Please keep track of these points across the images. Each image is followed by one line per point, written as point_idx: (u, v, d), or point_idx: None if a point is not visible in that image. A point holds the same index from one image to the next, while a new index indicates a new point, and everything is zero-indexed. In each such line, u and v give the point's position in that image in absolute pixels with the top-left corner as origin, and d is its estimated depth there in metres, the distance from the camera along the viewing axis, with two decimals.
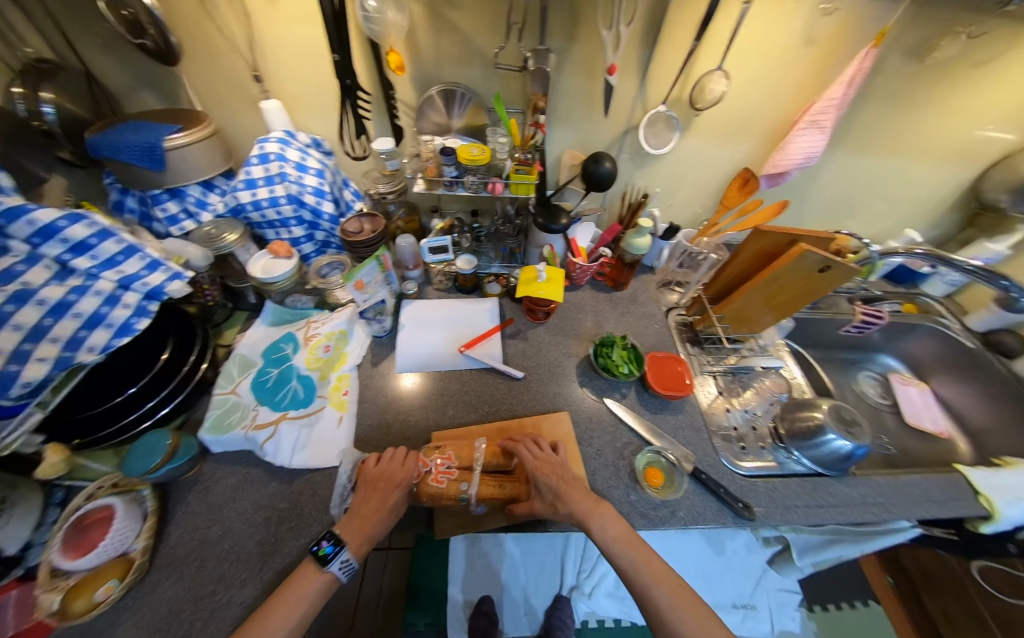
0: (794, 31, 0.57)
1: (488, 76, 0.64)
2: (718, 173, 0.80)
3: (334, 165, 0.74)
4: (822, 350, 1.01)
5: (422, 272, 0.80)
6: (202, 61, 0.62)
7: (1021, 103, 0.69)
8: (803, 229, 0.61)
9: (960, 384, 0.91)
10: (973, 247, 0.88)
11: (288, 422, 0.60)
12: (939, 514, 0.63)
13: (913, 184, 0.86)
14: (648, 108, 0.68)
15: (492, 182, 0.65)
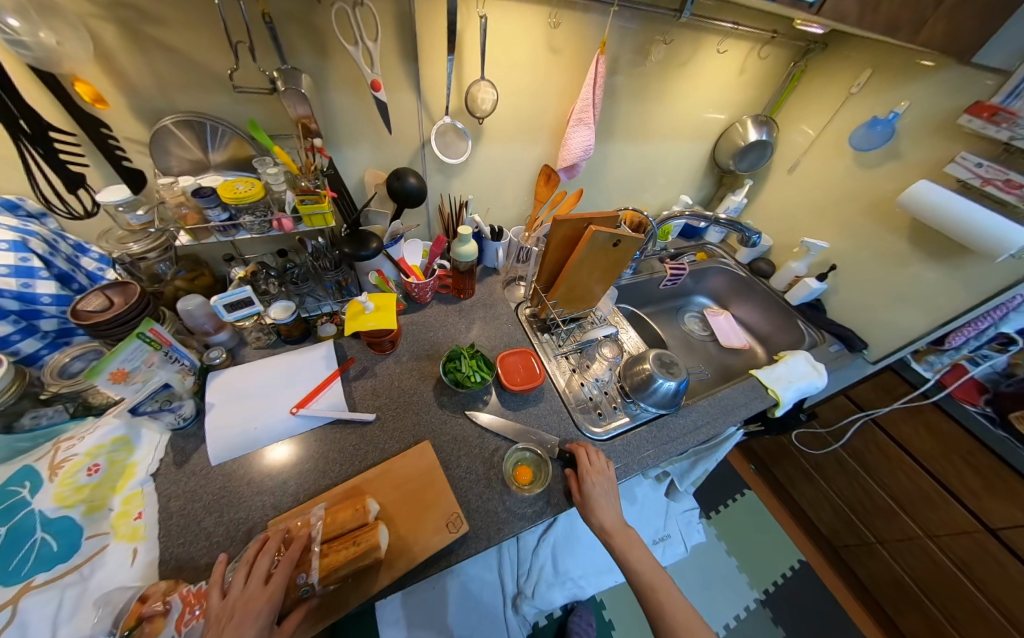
0: (537, 42, 0.64)
1: (234, 100, 0.55)
2: (526, 172, 0.87)
3: (51, 228, 0.54)
4: (654, 304, 1.23)
5: (231, 333, 0.69)
6: None
7: (716, 92, 0.92)
8: (591, 213, 0.69)
9: (747, 306, 1.20)
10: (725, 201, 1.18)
11: (38, 594, 0.40)
12: (749, 414, 0.78)
13: (677, 159, 1.08)
14: (434, 119, 0.68)
15: (276, 219, 0.58)
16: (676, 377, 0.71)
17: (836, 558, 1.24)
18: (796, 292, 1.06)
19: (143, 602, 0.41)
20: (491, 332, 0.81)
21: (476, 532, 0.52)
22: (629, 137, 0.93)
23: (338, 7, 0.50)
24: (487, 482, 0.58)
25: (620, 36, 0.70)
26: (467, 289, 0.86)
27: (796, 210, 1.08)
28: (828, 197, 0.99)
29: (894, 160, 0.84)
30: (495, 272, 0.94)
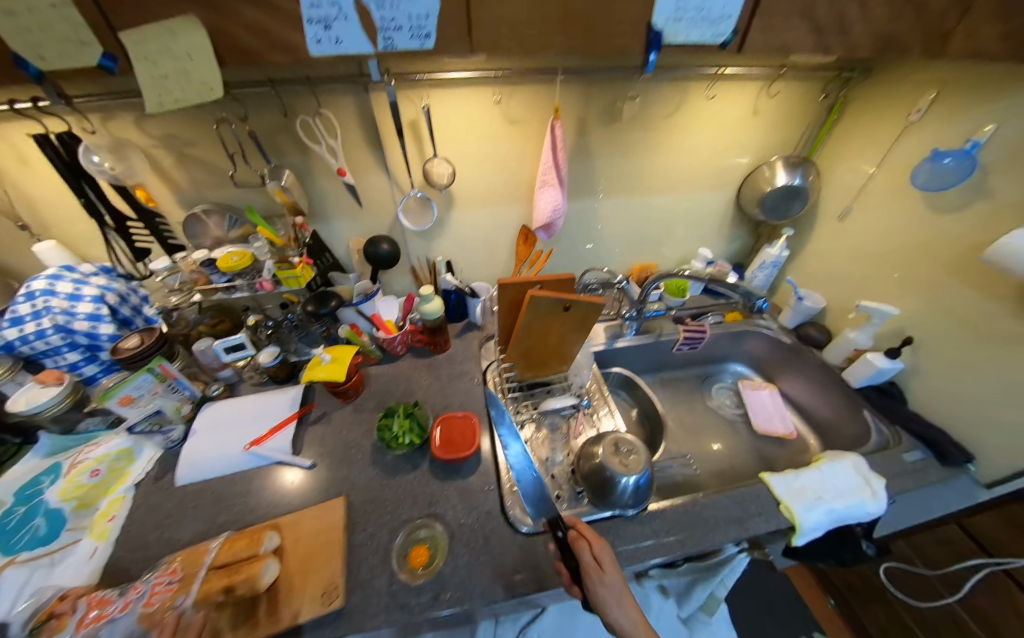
0: (490, 119, 0.68)
1: (240, 192, 0.71)
2: (505, 231, 0.88)
3: (125, 285, 0.75)
4: (671, 369, 1.06)
5: (233, 371, 0.83)
6: None
7: (718, 142, 0.84)
8: (542, 275, 0.64)
9: (797, 381, 0.95)
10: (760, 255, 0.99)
11: (17, 566, 0.52)
12: (748, 534, 0.59)
13: (692, 208, 0.96)
14: (403, 191, 0.76)
15: (259, 281, 0.72)
16: (632, 470, 0.59)
17: None
18: (854, 371, 0.80)
19: (57, 601, 0.46)
20: (450, 388, 0.80)
21: (348, 613, 0.49)
22: (619, 191, 0.88)
23: (303, 120, 0.63)
24: (383, 559, 0.54)
25: (581, 101, 0.70)
26: (441, 343, 0.86)
27: (854, 264, 0.85)
28: (894, 249, 0.77)
29: (983, 203, 0.62)
30: (476, 328, 0.93)
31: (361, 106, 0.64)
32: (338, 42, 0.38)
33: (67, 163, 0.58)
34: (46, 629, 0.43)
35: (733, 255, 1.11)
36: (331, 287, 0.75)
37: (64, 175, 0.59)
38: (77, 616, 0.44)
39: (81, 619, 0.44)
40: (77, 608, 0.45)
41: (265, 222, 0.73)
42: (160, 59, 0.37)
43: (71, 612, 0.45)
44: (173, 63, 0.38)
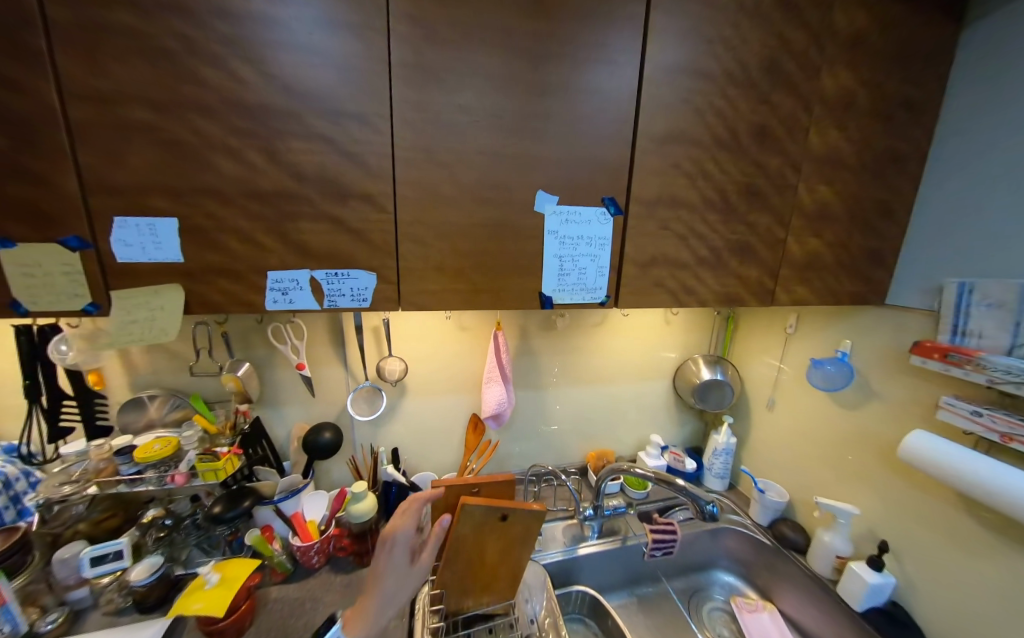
0: (443, 328, 0.82)
1: (195, 380, 0.74)
2: (457, 416, 0.91)
3: (23, 465, 0.68)
4: (650, 581, 0.89)
5: (90, 590, 0.65)
6: None
7: (643, 341, 0.98)
8: (477, 477, 0.64)
9: (798, 602, 0.79)
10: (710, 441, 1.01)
11: None
12: None
13: (637, 394, 1.03)
14: (357, 381, 0.82)
15: (172, 474, 0.66)
16: None
17: None
18: (847, 588, 0.69)
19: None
20: None
21: None
22: (565, 381, 0.96)
23: (275, 326, 0.74)
24: None
25: (520, 316, 0.87)
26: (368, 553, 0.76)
27: (795, 452, 0.87)
28: (824, 441, 0.80)
29: (872, 403, 0.71)
30: None
31: (331, 319, 0.76)
32: (289, 299, 0.43)
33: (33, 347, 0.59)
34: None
35: (689, 437, 1.12)
36: (250, 482, 0.70)
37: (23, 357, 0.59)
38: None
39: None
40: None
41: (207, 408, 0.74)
42: (135, 311, 0.41)
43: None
44: (147, 314, 0.42)
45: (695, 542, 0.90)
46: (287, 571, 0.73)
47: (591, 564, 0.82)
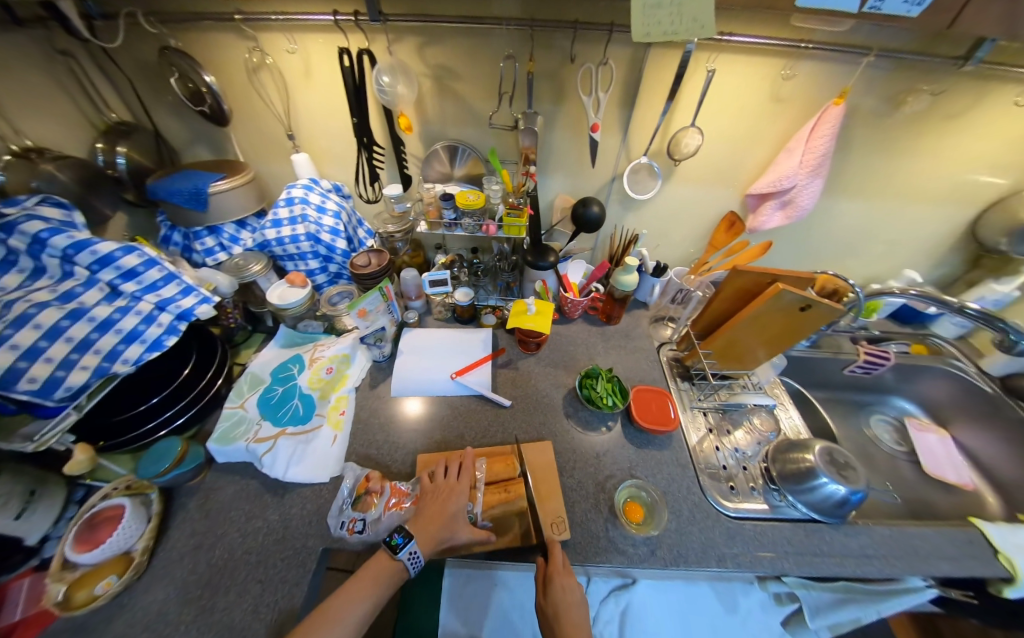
0: (763, 93, 0.65)
1: (485, 134, 0.74)
2: (703, 216, 0.87)
3: (350, 207, 0.85)
4: (828, 390, 1.02)
5: (423, 302, 0.90)
6: (249, 117, 0.76)
7: (1006, 150, 0.73)
8: (781, 270, 0.64)
9: (986, 434, 0.88)
10: (978, 289, 0.92)
11: (286, 437, 0.65)
12: (954, 574, 0.58)
13: (917, 223, 0.88)
14: (631, 157, 0.76)
15: (486, 224, 0.73)
16: (851, 484, 0.59)
17: None
18: None
19: (367, 479, 0.60)
20: (628, 362, 0.84)
21: (575, 546, 0.55)
22: (849, 193, 0.82)
23: (586, 68, 0.63)
24: (593, 508, 0.60)
25: (869, 87, 0.64)
26: (611, 316, 0.90)
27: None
28: None
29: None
30: (644, 306, 0.96)
31: (634, 60, 0.63)
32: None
33: (356, 83, 0.65)
34: (364, 501, 0.58)
35: (930, 282, 1.03)
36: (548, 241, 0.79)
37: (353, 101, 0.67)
38: (385, 498, 0.59)
39: (387, 501, 0.59)
40: (384, 489, 0.59)
41: (500, 165, 0.76)
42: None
43: (380, 492, 0.59)
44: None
45: (898, 370, 0.96)
46: (556, 313, 0.93)
47: (795, 364, 0.92)
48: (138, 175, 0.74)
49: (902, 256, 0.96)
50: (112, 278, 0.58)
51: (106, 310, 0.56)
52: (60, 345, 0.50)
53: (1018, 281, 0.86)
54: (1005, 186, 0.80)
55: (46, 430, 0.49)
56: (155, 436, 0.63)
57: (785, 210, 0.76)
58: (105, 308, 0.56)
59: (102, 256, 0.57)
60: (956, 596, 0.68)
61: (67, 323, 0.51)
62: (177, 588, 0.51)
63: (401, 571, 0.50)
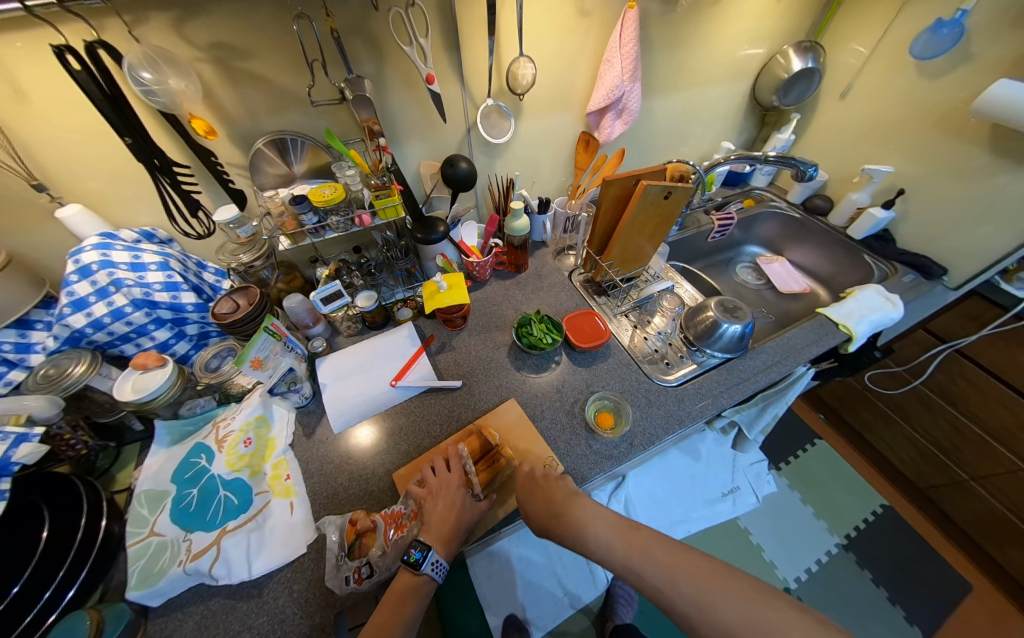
0: (571, 8, 0.68)
1: (312, 116, 0.64)
2: (564, 142, 0.92)
3: (179, 252, 0.68)
4: (705, 259, 1.23)
5: (326, 325, 0.79)
6: None
7: (755, 25, 0.91)
8: (640, 170, 0.72)
9: (805, 247, 1.18)
10: (772, 141, 1.16)
11: (231, 534, 0.54)
12: (820, 352, 0.79)
13: (719, 101, 1.06)
14: (478, 103, 0.74)
15: (357, 215, 0.66)
16: (742, 320, 0.74)
17: (917, 496, 1.26)
18: (859, 226, 1.02)
19: (354, 522, 0.55)
20: (551, 299, 0.88)
21: (567, 473, 0.60)
22: (666, 88, 0.94)
23: (394, 12, 0.57)
24: (571, 435, 0.64)
25: None
26: (520, 264, 0.92)
27: (824, 145, 1.13)
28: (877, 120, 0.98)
29: (929, 79, 0.86)
30: (545, 245, 1.00)
31: None
32: None
33: (108, 93, 0.48)
34: (360, 545, 0.53)
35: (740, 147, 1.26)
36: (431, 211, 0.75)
37: (107, 112, 0.49)
38: (381, 531, 0.55)
39: (385, 532, 0.55)
40: (377, 523, 0.55)
41: (345, 147, 0.67)
42: None
43: (374, 528, 0.55)
44: None
45: (742, 224, 1.20)
46: (468, 282, 0.91)
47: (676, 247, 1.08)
48: None
49: (717, 132, 1.16)
50: None
51: None
52: None
53: (791, 126, 1.12)
54: (763, 54, 1.00)
55: None
56: (45, 627, 0.47)
57: (622, 118, 0.84)
58: None
59: None
60: (825, 367, 0.93)
61: None
62: None
63: (429, 582, 0.48)
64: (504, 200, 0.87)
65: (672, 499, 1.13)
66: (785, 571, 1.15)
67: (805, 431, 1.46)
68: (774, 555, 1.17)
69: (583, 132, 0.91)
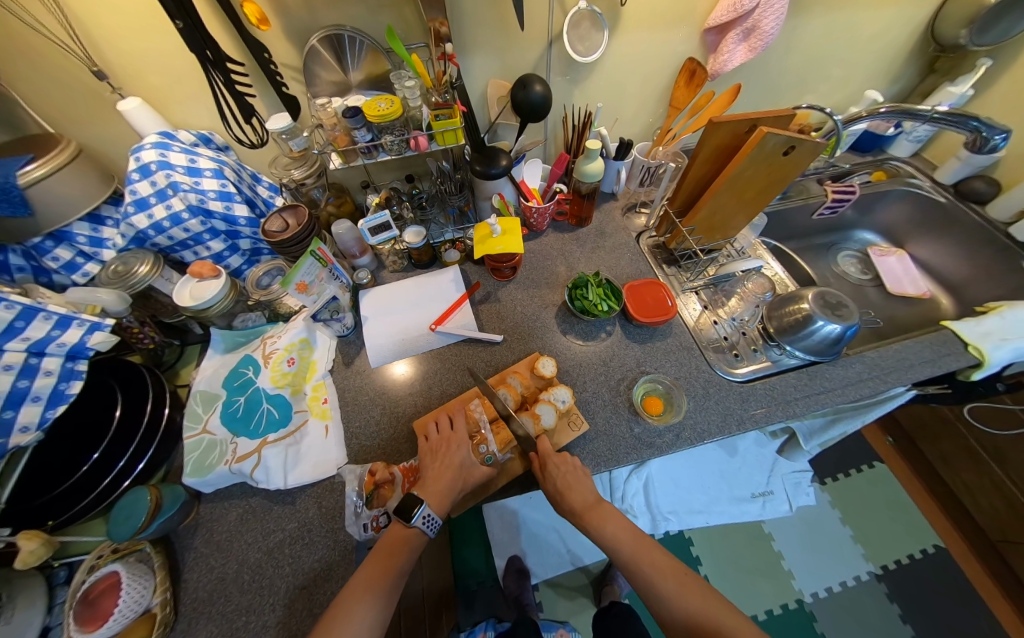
0: None
1: (372, 7, 0.55)
2: (660, 70, 0.75)
3: (233, 161, 0.66)
4: (799, 240, 1.04)
5: (372, 257, 0.77)
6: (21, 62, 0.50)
7: None
8: (760, 111, 0.57)
9: (938, 243, 0.94)
10: (937, 95, 0.89)
11: (271, 445, 0.57)
12: (933, 372, 0.64)
13: (878, 31, 0.81)
14: (568, 7, 0.60)
15: (413, 137, 0.59)
16: (845, 320, 0.60)
17: (985, 545, 1.10)
18: None
19: (373, 474, 0.55)
20: (611, 263, 0.78)
21: (602, 453, 0.55)
22: (812, 4, 0.72)
23: None
24: (613, 413, 0.59)
25: None
26: (583, 217, 0.82)
27: (1014, 106, 0.84)
28: None
29: None
30: (614, 199, 0.88)
31: None
32: None
33: None
34: (378, 496, 0.55)
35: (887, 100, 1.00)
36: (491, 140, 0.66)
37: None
38: (399, 484, 0.56)
39: (403, 485, 0.55)
40: (395, 476, 0.55)
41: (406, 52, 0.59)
42: None
43: (391, 480, 0.55)
44: None
45: (861, 203, 0.98)
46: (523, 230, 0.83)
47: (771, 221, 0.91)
48: None
49: (860, 76, 0.91)
50: None
51: None
52: None
53: (974, 76, 0.83)
54: None
55: None
56: (121, 489, 0.54)
57: (749, 41, 0.66)
58: None
59: None
60: (930, 391, 0.77)
61: None
62: (218, 622, 0.47)
63: (420, 534, 0.49)
64: (578, 138, 0.74)
65: (698, 489, 1.09)
66: (803, 584, 1.09)
67: (864, 451, 1.32)
68: (795, 567, 1.12)
69: (692, 56, 0.73)
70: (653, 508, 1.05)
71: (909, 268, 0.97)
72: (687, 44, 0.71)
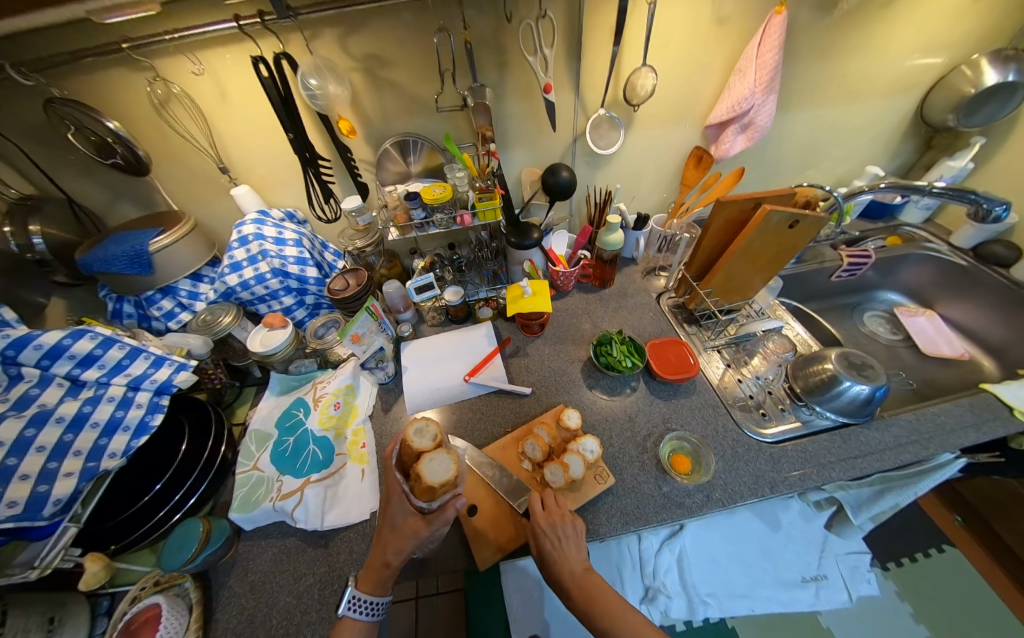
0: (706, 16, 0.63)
1: (435, 120, 0.69)
2: (671, 156, 0.86)
3: (310, 232, 0.79)
4: (821, 299, 1.05)
5: (414, 312, 0.85)
6: (171, 160, 0.67)
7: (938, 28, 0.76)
8: (762, 192, 0.65)
9: (967, 303, 0.94)
10: (937, 169, 0.95)
11: (313, 485, 0.61)
12: (981, 440, 0.61)
13: (868, 118, 0.91)
14: (589, 112, 0.74)
15: (459, 214, 0.69)
16: (873, 382, 0.61)
17: None
18: None
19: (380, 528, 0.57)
20: (633, 320, 0.83)
21: (631, 512, 0.55)
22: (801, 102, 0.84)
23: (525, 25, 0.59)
24: (641, 470, 0.59)
25: None
26: (606, 278, 0.89)
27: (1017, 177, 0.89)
28: None
29: None
30: (633, 261, 0.95)
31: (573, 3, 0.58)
32: None
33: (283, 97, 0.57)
34: None
35: (890, 172, 1.07)
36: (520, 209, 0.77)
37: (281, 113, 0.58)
38: None
39: None
40: None
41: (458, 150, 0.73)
42: None
43: None
44: None
45: (879, 264, 1.01)
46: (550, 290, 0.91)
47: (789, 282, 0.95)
48: (63, 251, 0.64)
49: (859, 153, 1.00)
50: (70, 366, 0.54)
51: (75, 405, 0.53)
52: (70, 459, 0.49)
53: (970, 153, 0.90)
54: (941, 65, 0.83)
55: (46, 552, 0.47)
56: (173, 522, 0.58)
57: (746, 133, 0.75)
58: (72, 404, 0.53)
59: (50, 346, 0.53)
60: (985, 460, 0.72)
61: (67, 435, 0.50)
62: None
63: (349, 623, 0.47)
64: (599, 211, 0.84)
65: (737, 567, 0.98)
66: None
67: (929, 531, 1.17)
68: None
69: (698, 145, 0.84)
70: (689, 589, 0.94)
71: (941, 328, 0.96)
72: (693, 136, 0.82)
